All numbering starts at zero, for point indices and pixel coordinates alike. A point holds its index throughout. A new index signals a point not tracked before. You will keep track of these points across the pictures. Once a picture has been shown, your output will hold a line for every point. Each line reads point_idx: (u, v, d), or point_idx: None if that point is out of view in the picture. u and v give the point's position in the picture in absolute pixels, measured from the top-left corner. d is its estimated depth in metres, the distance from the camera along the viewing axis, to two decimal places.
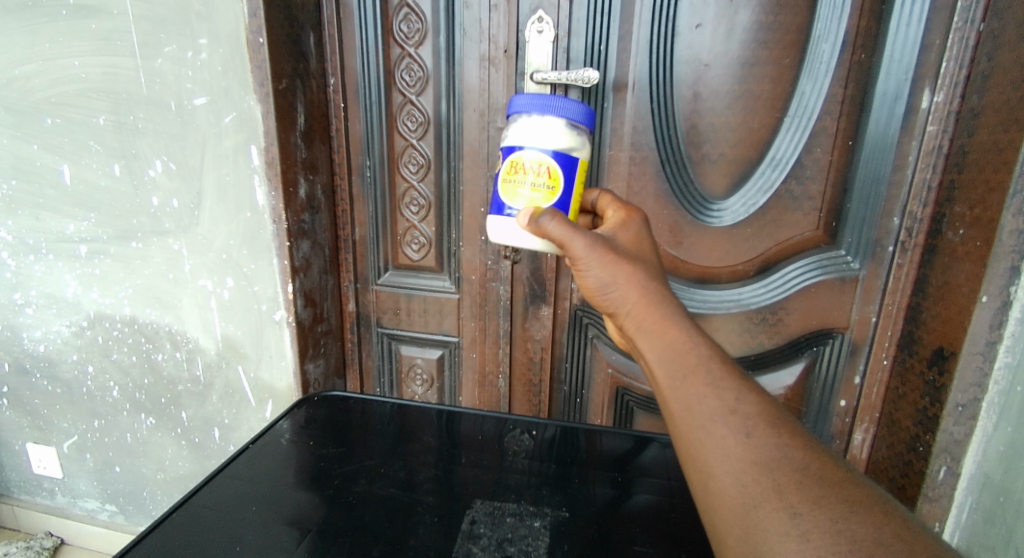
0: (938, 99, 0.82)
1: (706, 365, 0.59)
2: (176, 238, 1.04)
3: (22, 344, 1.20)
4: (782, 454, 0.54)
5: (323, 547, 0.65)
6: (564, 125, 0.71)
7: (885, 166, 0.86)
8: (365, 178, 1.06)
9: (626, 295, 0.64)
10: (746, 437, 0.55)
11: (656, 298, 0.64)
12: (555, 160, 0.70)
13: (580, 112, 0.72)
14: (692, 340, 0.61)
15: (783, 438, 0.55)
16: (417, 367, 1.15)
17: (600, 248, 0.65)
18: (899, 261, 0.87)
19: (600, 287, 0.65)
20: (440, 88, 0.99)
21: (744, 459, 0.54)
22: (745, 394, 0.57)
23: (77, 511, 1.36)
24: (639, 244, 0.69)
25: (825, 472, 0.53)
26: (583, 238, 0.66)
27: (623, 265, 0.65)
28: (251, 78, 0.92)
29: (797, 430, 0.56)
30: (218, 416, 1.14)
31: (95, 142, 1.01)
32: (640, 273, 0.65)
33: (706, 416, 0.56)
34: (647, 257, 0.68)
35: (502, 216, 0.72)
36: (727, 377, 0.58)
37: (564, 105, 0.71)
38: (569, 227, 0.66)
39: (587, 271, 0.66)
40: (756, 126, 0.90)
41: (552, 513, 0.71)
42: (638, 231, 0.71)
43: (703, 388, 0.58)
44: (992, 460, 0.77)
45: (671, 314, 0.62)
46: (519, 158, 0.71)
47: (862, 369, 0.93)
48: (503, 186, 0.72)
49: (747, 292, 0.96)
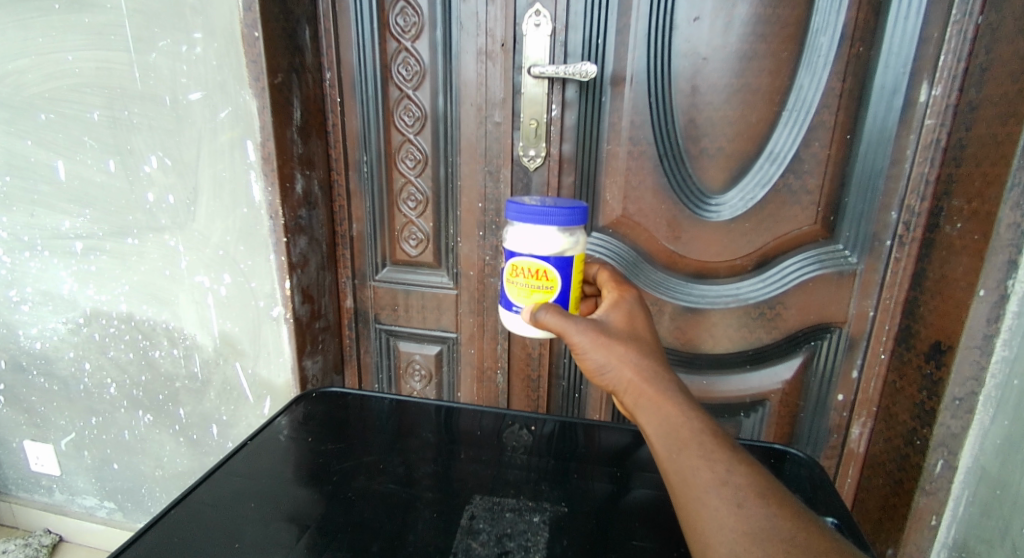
0: (936, 93, 0.82)
1: (699, 438, 0.60)
2: (172, 234, 1.03)
3: (18, 341, 1.20)
4: (771, 524, 0.55)
5: (322, 542, 0.65)
6: (559, 231, 0.70)
7: (883, 160, 0.86)
8: (363, 173, 1.06)
9: (621, 373, 0.65)
10: (737, 508, 0.56)
11: (650, 373, 0.64)
12: (550, 264, 0.70)
13: (574, 214, 0.70)
14: (686, 414, 0.62)
15: (772, 508, 0.56)
16: (415, 363, 1.15)
17: (594, 332, 0.66)
18: (896, 255, 0.88)
19: (598, 368, 0.66)
20: (437, 82, 0.99)
21: (737, 528, 0.55)
22: (735, 465, 0.58)
23: (75, 508, 1.36)
24: (632, 321, 0.70)
25: (812, 541, 0.54)
26: (578, 324, 0.67)
27: (615, 345, 0.66)
28: (245, 72, 0.92)
29: (785, 500, 0.57)
30: (217, 413, 1.14)
31: (89, 138, 1.01)
32: (633, 350, 0.66)
33: (701, 487, 0.58)
34: (641, 334, 0.68)
35: (510, 312, 0.74)
36: (719, 449, 0.59)
37: (555, 213, 0.69)
38: (562, 316, 0.67)
39: (584, 356, 0.66)
40: (754, 120, 0.90)
41: (551, 508, 0.71)
42: (631, 308, 0.72)
43: (697, 460, 0.59)
44: (989, 453, 0.78)
45: (666, 388, 0.63)
46: (517, 264, 0.72)
47: (860, 363, 0.94)
48: (507, 285, 0.74)
49: (745, 287, 0.96)
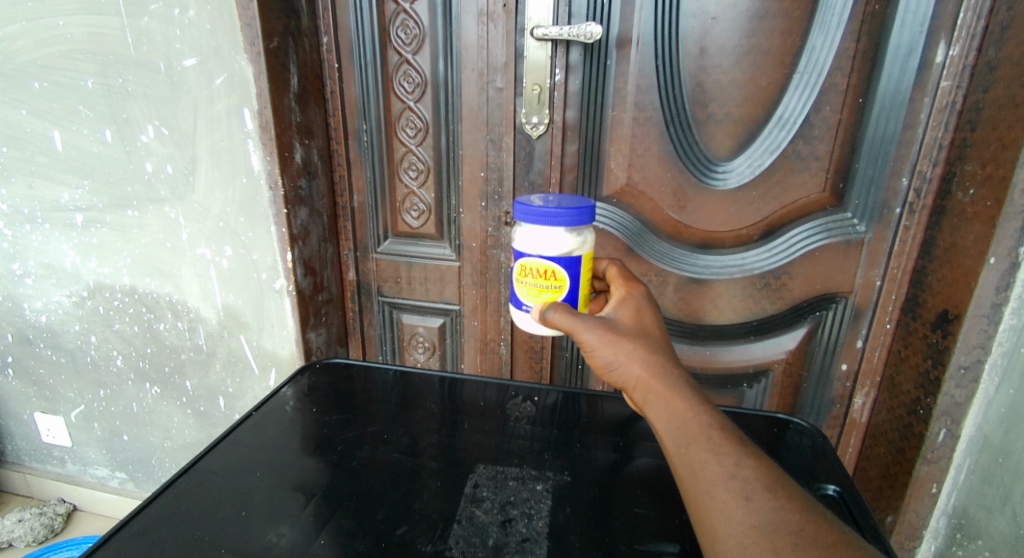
0: (953, 53, 0.79)
1: (708, 432, 0.59)
2: (171, 206, 1.02)
3: (23, 314, 1.20)
4: (780, 517, 0.54)
5: (327, 509, 0.66)
6: (566, 231, 0.69)
7: (895, 125, 0.84)
8: (362, 143, 1.04)
9: (629, 369, 0.65)
10: (745, 501, 0.55)
11: (658, 369, 0.64)
12: (558, 264, 0.69)
13: (581, 213, 0.68)
14: (694, 408, 0.61)
15: (781, 501, 0.55)
16: (418, 336, 1.15)
17: (602, 330, 0.66)
18: (906, 223, 0.86)
19: (607, 365, 0.66)
20: (437, 46, 0.96)
21: (745, 521, 0.54)
22: (744, 459, 0.58)
23: (87, 478, 1.38)
24: (640, 318, 0.69)
25: (820, 534, 0.52)
26: (586, 322, 0.67)
27: (624, 342, 0.65)
28: (241, 37, 0.90)
29: (793, 493, 0.56)
30: (223, 385, 1.14)
31: (84, 107, 0.99)
32: (641, 347, 0.65)
33: (709, 481, 0.57)
34: (649, 331, 0.68)
35: (520, 311, 0.73)
36: (728, 443, 0.59)
37: (562, 214, 0.68)
38: (570, 315, 0.67)
39: (593, 354, 0.66)
40: (763, 83, 0.87)
41: (553, 477, 0.71)
42: (639, 304, 0.71)
43: (705, 454, 0.58)
44: (992, 423, 0.78)
45: (674, 384, 0.63)
46: (525, 264, 0.70)
47: (865, 333, 0.93)
48: (517, 285, 0.73)
49: (750, 257, 0.95)
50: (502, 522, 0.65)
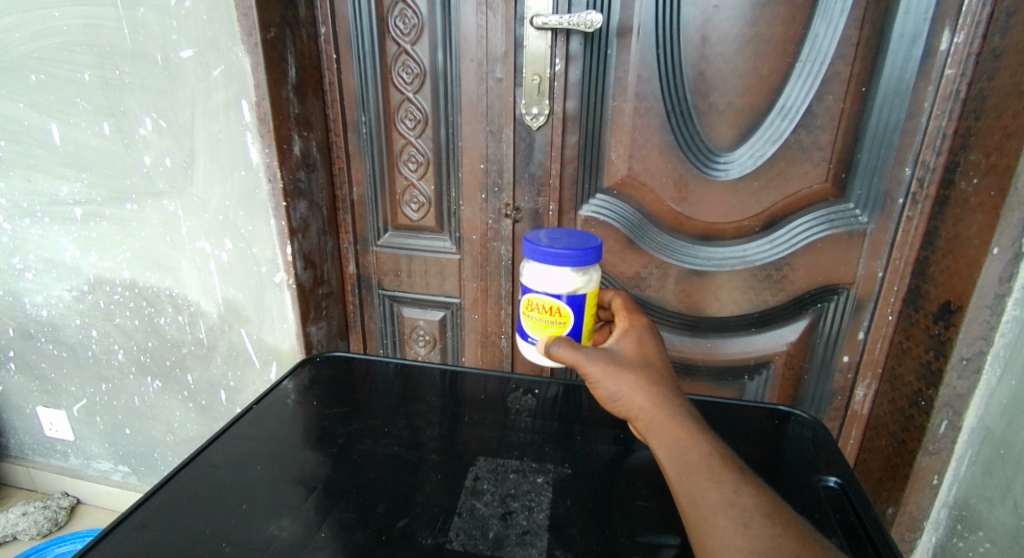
0: (958, 40, 0.78)
1: (708, 461, 0.59)
2: (171, 199, 1.02)
3: (24, 308, 1.20)
4: (777, 544, 0.54)
5: (328, 502, 0.66)
6: (572, 270, 0.68)
7: (898, 114, 0.83)
8: (361, 134, 1.03)
9: (632, 400, 0.64)
10: (744, 528, 0.55)
11: (661, 399, 0.63)
12: (563, 301, 0.69)
13: (586, 253, 0.67)
14: (695, 437, 0.61)
15: (778, 528, 0.55)
16: (419, 328, 1.14)
17: (606, 362, 0.65)
18: (909, 213, 0.85)
19: (611, 397, 0.65)
20: (436, 36, 0.96)
21: (744, 548, 0.54)
22: (742, 486, 0.58)
23: (90, 471, 1.39)
24: (642, 349, 0.69)
25: None
26: (590, 354, 0.66)
27: (628, 373, 0.65)
28: (238, 27, 0.89)
29: (789, 521, 0.56)
30: (224, 379, 1.14)
31: (82, 99, 0.98)
32: (644, 378, 0.65)
33: (709, 508, 0.57)
34: (652, 362, 0.67)
35: (526, 342, 0.73)
36: (727, 470, 0.59)
37: (566, 254, 0.67)
38: (575, 348, 0.66)
39: (597, 386, 0.65)
40: (766, 73, 0.87)
41: (554, 470, 0.71)
42: (641, 336, 0.70)
43: (705, 482, 0.58)
44: (994, 414, 0.77)
45: (676, 413, 0.63)
46: (531, 299, 0.70)
47: (866, 325, 0.93)
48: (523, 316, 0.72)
49: (752, 248, 0.94)
50: (503, 514, 0.65)
